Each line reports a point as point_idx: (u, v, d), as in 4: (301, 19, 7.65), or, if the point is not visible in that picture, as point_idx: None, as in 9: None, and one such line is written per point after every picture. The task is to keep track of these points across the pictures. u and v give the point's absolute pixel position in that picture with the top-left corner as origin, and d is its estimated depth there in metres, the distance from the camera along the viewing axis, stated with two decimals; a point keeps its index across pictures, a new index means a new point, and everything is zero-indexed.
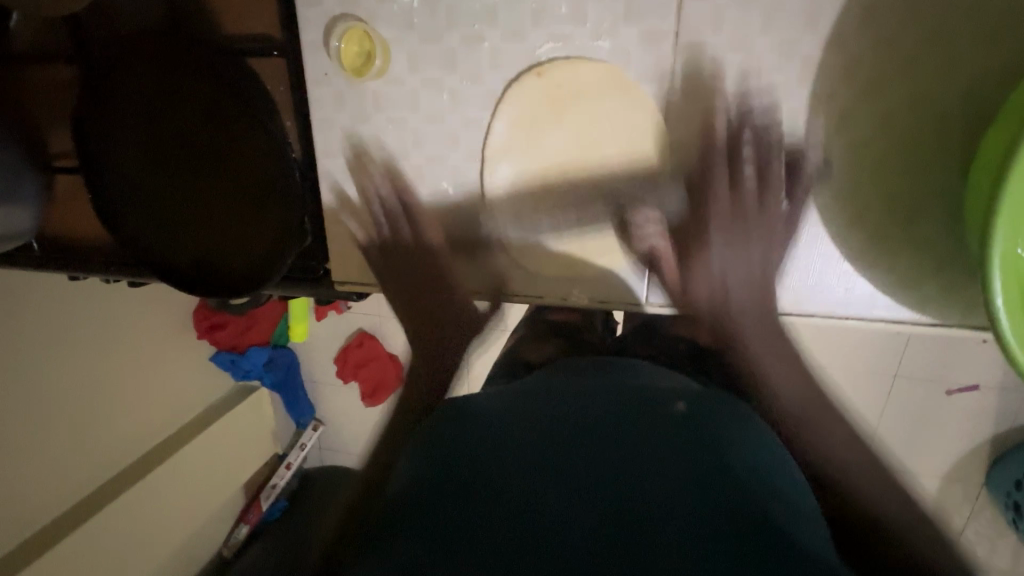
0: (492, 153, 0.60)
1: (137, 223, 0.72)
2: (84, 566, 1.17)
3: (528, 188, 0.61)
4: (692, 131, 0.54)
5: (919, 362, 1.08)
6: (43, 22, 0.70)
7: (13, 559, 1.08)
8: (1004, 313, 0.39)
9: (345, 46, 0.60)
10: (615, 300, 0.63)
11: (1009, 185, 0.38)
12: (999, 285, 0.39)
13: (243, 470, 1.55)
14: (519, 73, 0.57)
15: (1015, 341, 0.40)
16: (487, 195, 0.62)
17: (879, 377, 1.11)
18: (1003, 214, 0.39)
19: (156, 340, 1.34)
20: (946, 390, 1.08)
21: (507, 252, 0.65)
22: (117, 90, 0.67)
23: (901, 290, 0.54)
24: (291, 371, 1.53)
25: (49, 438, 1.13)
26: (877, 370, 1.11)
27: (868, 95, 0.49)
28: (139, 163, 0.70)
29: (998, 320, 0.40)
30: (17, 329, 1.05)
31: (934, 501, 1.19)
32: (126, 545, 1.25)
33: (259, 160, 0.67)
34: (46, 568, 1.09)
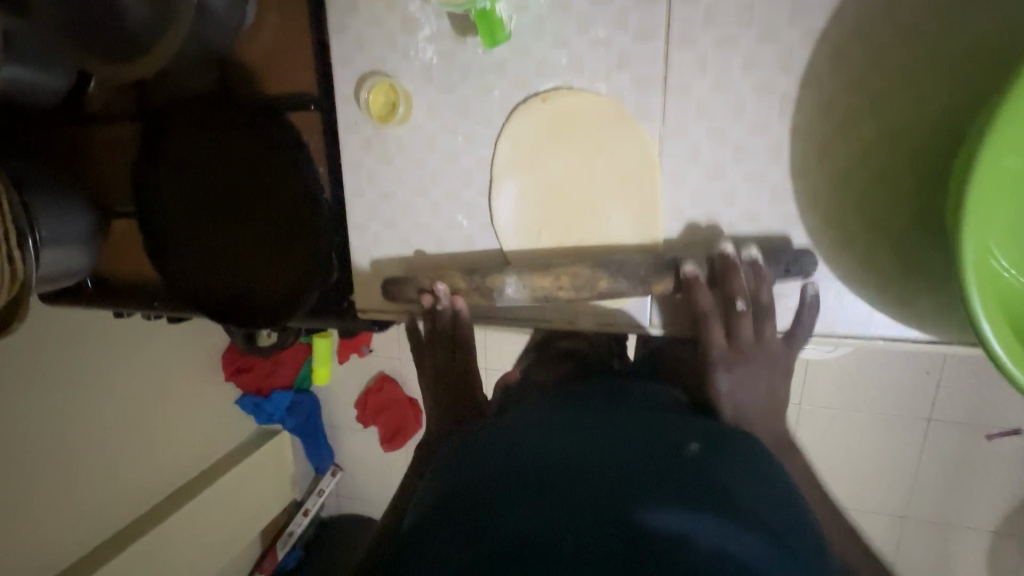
0: (494, 168, 0.64)
1: (183, 261, 0.80)
2: None
3: (530, 203, 0.64)
4: (685, 161, 0.58)
5: (952, 407, 1.19)
6: (113, 88, 0.79)
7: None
8: (983, 317, 0.43)
9: (373, 97, 0.67)
10: (619, 323, 0.66)
11: (969, 200, 0.43)
12: (975, 291, 0.43)
13: (261, 514, 1.63)
14: (524, 99, 0.61)
15: (1004, 349, 0.43)
16: (495, 217, 0.65)
17: (915, 422, 1.23)
18: (968, 227, 0.43)
19: (186, 385, 1.47)
20: (986, 434, 1.18)
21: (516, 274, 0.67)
22: (173, 144, 0.77)
23: (897, 310, 0.56)
24: (312, 415, 1.62)
25: (85, 477, 1.25)
26: (909, 416, 1.23)
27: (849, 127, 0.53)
28: (183, 206, 0.79)
29: (979, 324, 0.43)
30: (62, 374, 1.18)
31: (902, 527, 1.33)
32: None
33: (294, 202, 0.74)
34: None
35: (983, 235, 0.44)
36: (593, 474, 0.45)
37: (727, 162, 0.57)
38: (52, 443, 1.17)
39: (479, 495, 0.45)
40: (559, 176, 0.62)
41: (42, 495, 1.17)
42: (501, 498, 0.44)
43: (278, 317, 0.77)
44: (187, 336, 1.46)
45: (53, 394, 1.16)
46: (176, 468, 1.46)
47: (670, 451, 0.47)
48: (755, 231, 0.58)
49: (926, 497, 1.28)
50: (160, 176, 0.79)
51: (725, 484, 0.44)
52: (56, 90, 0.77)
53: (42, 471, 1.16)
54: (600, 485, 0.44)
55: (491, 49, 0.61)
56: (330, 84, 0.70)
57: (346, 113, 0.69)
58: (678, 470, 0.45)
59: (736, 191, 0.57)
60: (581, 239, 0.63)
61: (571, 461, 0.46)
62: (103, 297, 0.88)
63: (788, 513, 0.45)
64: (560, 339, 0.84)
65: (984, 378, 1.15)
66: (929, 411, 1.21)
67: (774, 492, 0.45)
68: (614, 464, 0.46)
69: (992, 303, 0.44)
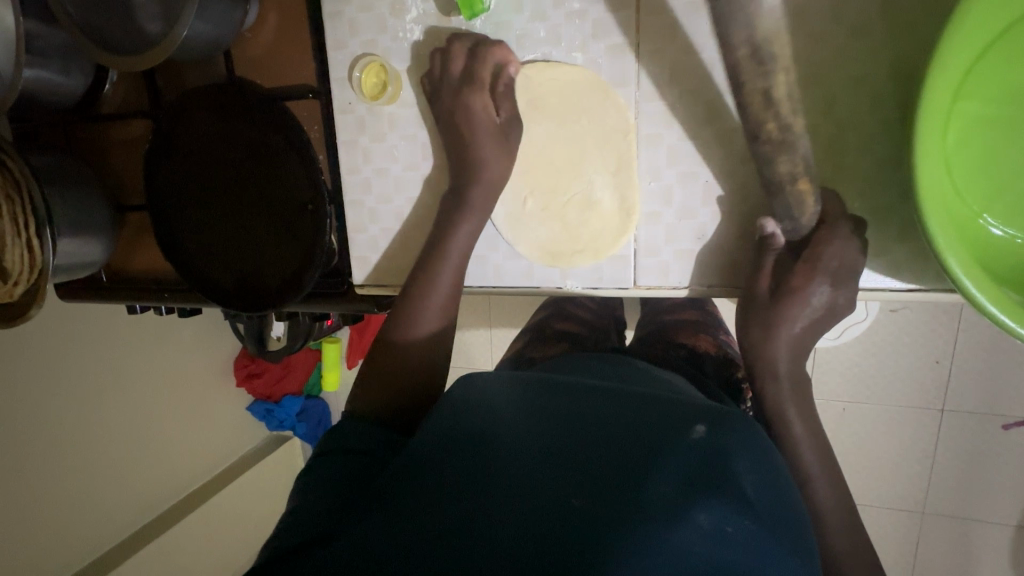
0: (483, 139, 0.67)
1: (192, 249, 0.84)
2: None
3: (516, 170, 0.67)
4: (661, 124, 0.60)
5: (964, 397, 1.18)
6: (130, 89, 0.85)
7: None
8: (938, 233, 0.44)
9: (365, 76, 0.70)
10: (606, 284, 0.67)
11: (922, 119, 0.44)
12: (927, 209, 0.44)
13: (272, 518, 1.66)
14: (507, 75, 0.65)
15: (964, 271, 0.44)
16: None
17: (926, 413, 1.22)
18: (920, 147, 0.44)
19: (200, 388, 1.52)
20: (1003, 424, 1.16)
21: (504, 242, 0.70)
22: (182, 137, 0.81)
23: (873, 258, 0.57)
24: (321, 423, 1.65)
25: (102, 477, 1.29)
26: (920, 407, 1.21)
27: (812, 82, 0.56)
28: (193, 197, 0.83)
29: (934, 240, 0.44)
30: (80, 374, 1.22)
31: (918, 526, 1.30)
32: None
33: (296, 183, 0.77)
34: None
35: (939, 154, 0.45)
36: (596, 442, 0.50)
37: (701, 121, 0.59)
38: (72, 444, 1.22)
39: (491, 442, 0.51)
40: (543, 145, 0.65)
41: (61, 493, 1.21)
42: (499, 460, 0.49)
43: (281, 297, 0.79)
44: (199, 338, 1.50)
45: (72, 393, 1.21)
46: (189, 470, 1.50)
47: (675, 425, 0.51)
48: (730, 189, 0.60)
49: (943, 490, 1.25)
50: (172, 167, 0.83)
51: (722, 461, 0.48)
52: (74, 89, 0.82)
53: (61, 470, 1.20)
54: (600, 446, 0.50)
55: (472, 22, 0.64)
56: (325, 70, 0.74)
57: (341, 94, 0.73)
58: (678, 442, 0.49)
59: (709, 149, 0.59)
60: (566, 203, 0.66)
61: (577, 427, 0.52)
62: (115, 289, 0.92)
63: (775, 501, 0.48)
64: (556, 322, 0.98)
65: (993, 363, 1.13)
66: (941, 401, 1.19)
67: (760, 473, 0.49)
68: (616, 430, 0.51)
69: (946, 221, 0.45)
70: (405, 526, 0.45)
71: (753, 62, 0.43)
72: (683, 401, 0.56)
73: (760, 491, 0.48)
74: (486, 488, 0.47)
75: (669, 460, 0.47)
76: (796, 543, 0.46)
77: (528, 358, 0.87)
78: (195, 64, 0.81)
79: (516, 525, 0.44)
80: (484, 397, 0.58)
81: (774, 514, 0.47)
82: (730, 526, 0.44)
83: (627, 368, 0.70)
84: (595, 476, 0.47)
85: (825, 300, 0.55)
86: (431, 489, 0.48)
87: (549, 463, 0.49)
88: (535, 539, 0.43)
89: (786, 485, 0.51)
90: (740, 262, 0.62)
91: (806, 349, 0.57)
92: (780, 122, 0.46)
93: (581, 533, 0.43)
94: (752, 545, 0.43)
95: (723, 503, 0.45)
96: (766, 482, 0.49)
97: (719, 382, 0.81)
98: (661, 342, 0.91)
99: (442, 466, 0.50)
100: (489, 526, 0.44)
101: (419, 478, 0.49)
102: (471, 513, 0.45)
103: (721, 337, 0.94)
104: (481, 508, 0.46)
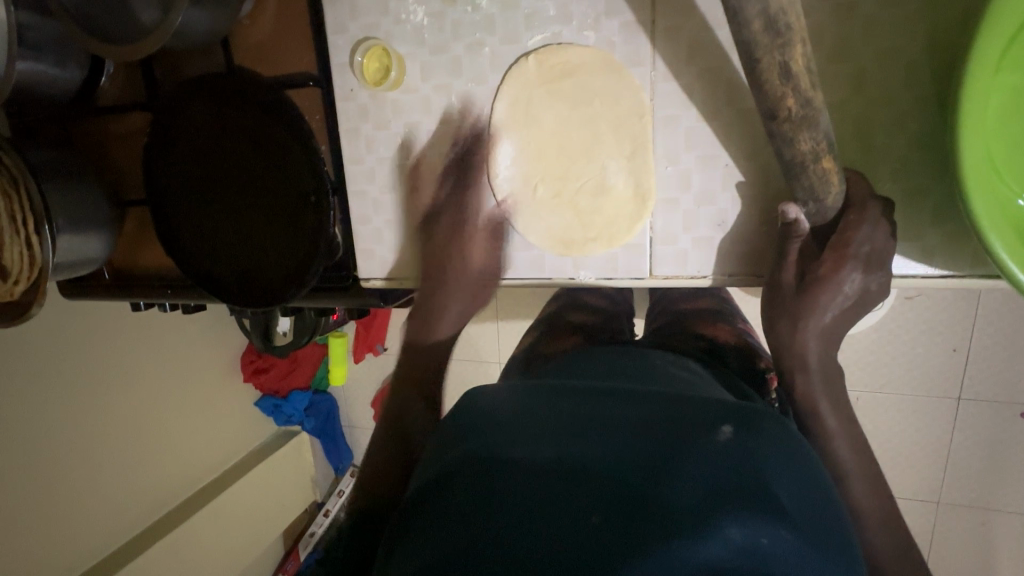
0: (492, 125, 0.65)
1: (195, 245, 0.82)
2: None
3: (527, 158, 0.64)
4: (677, 105, 0.58)
5: (983, 386, 1.15)
6: (128, 80, 0.83)
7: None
8: (980, 209, 0.42)
9: (367, 62, 0.68)
10: (621, 275, 0.65)
11: (969, 87, 0.41)
12: (969, 184, 0.42)
13: (281, 513, 1.66)
14: (515, 62, 0.62)
15: (1006, 249, 0.42)
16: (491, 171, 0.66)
17: (943, 403, 1.19)
18: (966, 117, 0.41)
19: (207, 384, 1.51)
20: (1021, 413, 1.14)
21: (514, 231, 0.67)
22: (181, 130, 0.79)
23: (904, 242, 0.54)
24: (330, 416, 1.66)
25: (111, 474, 1.28)
26: (938, 396, 1.18)
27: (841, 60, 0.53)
28: (196, 192, 0.81)
29: (975, 217, 0.42)
30: (87, 371, 1.21)
31: (934, 516, 1.28)
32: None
33: (299, 175, 0.75)
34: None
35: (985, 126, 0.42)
36: (622, 447, 0.49)
37: (721, 101, 0.56)
38: (79, 442, 1.21)
39: (514, 449, 0.50)
40: (550, 132, 0.62)
41: (72, 491, 1.20)
42: (524, 466, 0.48)
43: (286, 292, 0.77)
44: (204, 335, 1.50)
45: (80, 392, 1.20)
46: (200, 466, 1.50)
47: (703, 429, 0.50)
48: (748, 173, 0.57)
49: (960, 480, 1.23)
50: (172, 161, 0.81)
51: (754, 466, 0.47)
52: (71, 81, 0.80)
53: (69, 468, 1.20)
54: (628, 452, 0.48)
55: (478, 1, 0.61)
56: (327, 56, 0.71)
57: (343, 80, 0.71)
58: (708, 446, 0.48)
59: (727, 132, 0.57)
60: (577, 192, 0.63)
61: (604, 432, 0.50)
62: (117, 286, 0.90)
63: (810, 507, 0.47)
64: (570, 313, 0.96)
65: (1015, 350, 1.10)
66: (959, 390, 1.17)
67: (793, 477, 0.48)
68: (644, 435, 0.50)
69: (991, 196, 0.42)
70: (431, 545, 0.44)
71: (769, 34, 0.40)
72: (708, 403, 0.55)
73: (795, 496, 0.46)
74: (512, 496, 0.46)
75: (701, 467, 0.46)
76: (836, 551, 0.44)
77: (540, 352, 0.86)
78: (194, 53, 0.79)
79: (546, 535, 0.42)
80: (505, 404, 0.57)
81: (811, 521, 0.45)
82: (768, 532, 0.42)
83: (644, 365, 0.69)
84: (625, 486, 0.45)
85: (856, 287, 0.53)
86: (457, 497, 0.47)
87: (576, 469, 0.47)
88: (565, 548, 0.41)
89: (822, 491, 0.49)
90: (761, 250, 0.59)
91: (836, 339, 0.56)
92: (800, 98, 0.43)
93: (614, 546, 0.41)
94: (793, 556, 0.41)
95: (761, 510, 0.43)
96: (801, 488, 0.47)
97: (742, 371, 0.81)
98: (680, 331, 0.90)
99: (465, 474, 0.49)
100: (517, 535, 0.43)
101: (443, 492, 0.48)
102: (499, 523, 0.44)
103: (741, 326, 0.94)
104: (509, 516, 0.44)
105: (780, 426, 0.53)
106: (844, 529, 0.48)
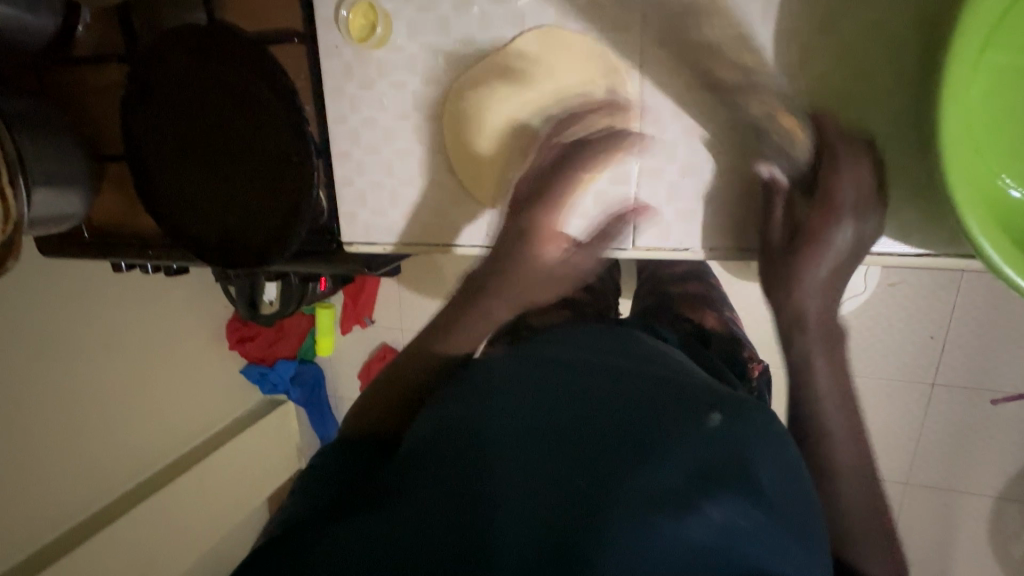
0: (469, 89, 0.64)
1: (176, 205, 0.80)
2: (121, 554, 1.31)
3: (511, 117, 0.65)
4: (664, 74, 0.57)
5: (956, 373, 1.18)
6: (104, 31, 0.80)
7: (59, 544, 1.23)
8: (956, 184, 0.42)
9: (353, 17, 0.66)
10: (603, 246, 0.65)
11: (954, 57, 0.41)
12: (949, 157, 0.42)
13: (266, 480, 1.69)
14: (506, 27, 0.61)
15: (977, 224, 0.42)
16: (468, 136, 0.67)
17: (918, 388, 1.22)
18: (949, 88, 0.41)
19: (191, 350, 1.51)
20: (991, 400, 1.17)
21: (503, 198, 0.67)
22: (162, 86, 0.77)
23: (885, 221, 0.55)
24: (316, 385, 1.66)
25: (93, 437, 1.29)
26: (913, 382, 1.21)
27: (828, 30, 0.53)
28: (177, 151, 0.79)
29: (952, 191, 0.42)
30: (68, 333, 1.21)
31: (901, 497, 1.32)
32: (160, 538, 1.39)
33: (281, 137, 0.73)
34: (90, 554, 1.24)
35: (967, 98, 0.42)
36: (605, 425, 0.50)
37: (707, 72, 0.56)
38: (63, 403, 1.22)
39: (500, 425, 0.51)
40: (529, 105, 0.64)
41: (55, 451, 1.21)
42: (507, 442, 0.49)
43: (269, 255, 0.76)
44: (188, 301, 1.49)
45: (61, 355, 1.20)
46: (185, 430, 1.51)
47: (689, 411, 0.51)
48: (730, 148, 0.57)
49: (928, 463, 1.27)
50: (154, 118, 0.79)
51: (732, 452, 0.48)
52: (44, 29, 0.77)
53: (51, 430, 1.20)
54: (611, 431, 0.49)
55: None
56: (310, 11, 0.69)
57: (327, 36, 0.68)
58: (691, 431, 0.49)
59: (709, 106, 0.57)
60: (555, 164, 0.63)
61: (589, 411, 0.52)
62: (96, 244, 0.89)
63: (784, 493, 0.48)
64: (557, 289, 0.96)
65: (990, 339, 1.13)
66: (933, 377, 1.19)
67: (772, 464, 0.49)
68: (628, 416, 0.51)
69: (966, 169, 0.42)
70: (414, 512, 0.45)
71: None
72: (694, 386, 0.55)
73: (771, 485, 0.47)
74: (495, 469, 0.47)
75: (681, 450, 0.47)
76: (802, 539, 0.46)
77: (527, 324, 0.86)
78: (174, 3, 0.76)
79: (523, 510, 0.44)
80: (491, 380, 0.58)
81: (782, 507, 0.47)
82: (738, 517, 0.43)
83: (627, 343, 0.69)
84: (607, 462, 0.47)
85: (851, 237, 0.53)
86: (439, 468, 0.48)
87: (559, 447, 0.49)
88: (541, 523, 0.43)
89: (798, 478, 0.50)
90: (739, 225, 0.60)
91: (809, 316, 0.56)
92: None
93: (587, 521, 0.43)
94: (763, 538, 0.44)
95: (735, 497, 0.44)
96: (779, 473, 0.49)
97: (727, 359, 0.82)
98: (668, 314, 0.91)
99: (450, 446, 0.50)
100: (497, 507, 0.45)
101: (421, 465, 0.49)
102: (479, 496, 0.46)
103: (727, 316, 0.96)
104: (491, 488, 0.46)
105: (762, 412, 0.54)
106: (813, 516, 0.49)
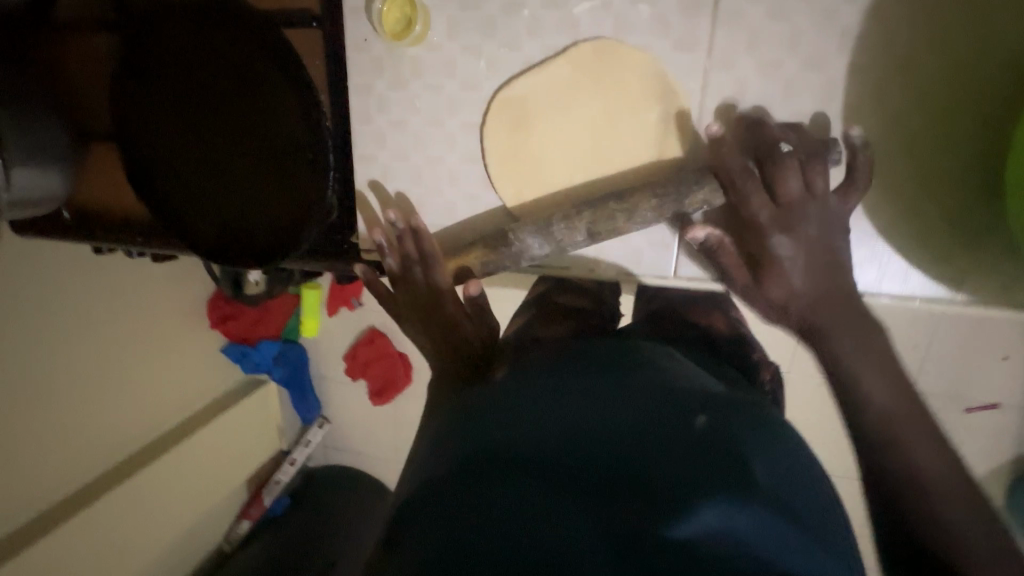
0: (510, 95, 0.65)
1: (173, 193, 0.75)
2: (105, 530, 1.27)
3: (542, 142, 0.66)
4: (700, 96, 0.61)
5: None
6: None
7: (43, 520, 1.19)
8: None
9: (387, 10, 0.65)
10: (645, 275, 0.71)
11: None
12: None
13: (248, 460, 1.66)
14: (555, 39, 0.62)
15: None
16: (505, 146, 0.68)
17: None
18: None
19: (176, 325, 1.46)
20: None
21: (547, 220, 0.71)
22: (158, 61, 0.70)
23: (936, 266, 0.61)
24: (299, 366, 1.64)
25: (77, 412, 1.24)
26: None
27: (862, 64, 0.56)
28: (172, 133, 0.73)
29: None
30: (52, 302, 1.15)
31: None
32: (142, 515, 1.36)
33: (288, 125, 0.68)
34: (74, 529, 1.20)
35: None
36: (605, 446, 0.42)
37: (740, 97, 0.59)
38: (45, 377, 1.16)
39: (492, 464, 0.41)
40: (566, 138, 0.65)
41: (35, 427, 1.16)
42: (505, 481, 0.40)
43: (281, 251, 0.72)
44: (176, 274, 1.44)
45: (46, 325, 1.14)
46: (169, 407, 1.47)
47: (692, 418, 0.44)
48: None
49: None
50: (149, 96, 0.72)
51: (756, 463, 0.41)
52: None
53: (29, 406, 1.14)
54: (620, 453, 0.41)
55: None
56: None
57: (355, 29, 0.68)
58: (698, 442, 0.42)
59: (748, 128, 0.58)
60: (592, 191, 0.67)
61: (585, 432, 0.43)
62: (80, 228, 0.81)
63: (820, 506, 0.43)
64: (559, 295, 0.89)
65: None
66: None
67: (800, 477, 0.44)
68: (632, 434, 0.42)
69: None
70: None
71: None
72: (699, 389, 0.48)
73: (804, 500, 0.42)
74: (499, 519, 0.38)
75: (699, 467, 0.40)
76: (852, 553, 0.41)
77: (531, 337, 0.77)
78: None
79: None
80: (469, 409, 0.48)
81: (827, 523, 0.41)
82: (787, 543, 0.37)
83: (632, 343, 0.61)
84: (624, 493, 0.39)
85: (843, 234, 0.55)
86: (429, 538, 0.38)
87: (565, 483, 0.39)
88: None
89: (827, 482, 0.45)
90: None
91: None
92: None
93: None
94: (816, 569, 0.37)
95: (776, 515, 0.38)
96: (809, 485, 0.43)
97: (745, 373, 0.77)
98: (676, 320, 0.84)
99: (439, 504, 0.40)
100: (515, 575, 0.35)
101: (410, 542, 0.38)
102: (489, 565, 0.35)
103: (738, 319, 0.91)
104: (498, 551, 0.36)
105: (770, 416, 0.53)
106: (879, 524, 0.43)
